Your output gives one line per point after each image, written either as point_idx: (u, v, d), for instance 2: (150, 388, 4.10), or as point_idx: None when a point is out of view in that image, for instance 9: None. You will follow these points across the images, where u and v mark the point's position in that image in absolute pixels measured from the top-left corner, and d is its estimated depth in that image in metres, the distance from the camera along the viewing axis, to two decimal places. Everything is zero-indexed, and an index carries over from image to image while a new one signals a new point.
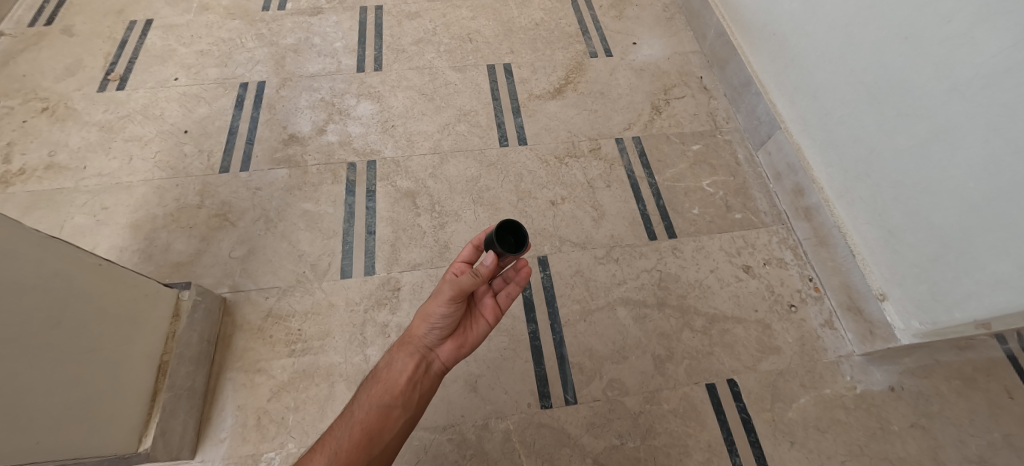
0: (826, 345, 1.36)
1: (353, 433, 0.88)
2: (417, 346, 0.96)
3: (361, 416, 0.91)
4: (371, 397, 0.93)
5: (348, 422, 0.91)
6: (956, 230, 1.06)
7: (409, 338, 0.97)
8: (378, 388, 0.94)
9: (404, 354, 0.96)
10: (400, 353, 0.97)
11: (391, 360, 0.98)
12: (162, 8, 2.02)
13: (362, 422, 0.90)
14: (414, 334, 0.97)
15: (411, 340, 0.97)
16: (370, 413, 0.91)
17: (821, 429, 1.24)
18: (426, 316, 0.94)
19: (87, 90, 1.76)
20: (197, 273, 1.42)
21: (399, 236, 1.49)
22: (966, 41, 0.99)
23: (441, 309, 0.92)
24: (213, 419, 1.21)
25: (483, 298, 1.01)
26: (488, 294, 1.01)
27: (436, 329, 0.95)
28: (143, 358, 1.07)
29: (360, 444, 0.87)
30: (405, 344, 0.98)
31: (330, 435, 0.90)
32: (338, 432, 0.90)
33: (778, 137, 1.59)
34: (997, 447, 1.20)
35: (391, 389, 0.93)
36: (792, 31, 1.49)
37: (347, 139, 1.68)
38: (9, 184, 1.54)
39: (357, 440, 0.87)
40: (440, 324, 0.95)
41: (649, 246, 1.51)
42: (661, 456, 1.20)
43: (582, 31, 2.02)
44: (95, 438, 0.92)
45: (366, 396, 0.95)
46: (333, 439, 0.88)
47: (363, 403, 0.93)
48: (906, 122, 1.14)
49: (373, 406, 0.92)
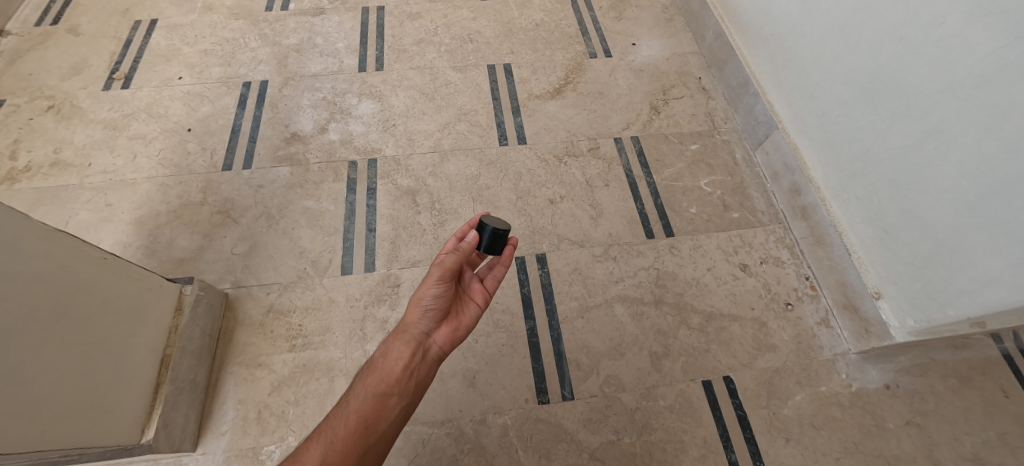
0: (821, 343, 1.37)
1: (350, 422, 0.89)
2: (412, 334, 0.97)
3: (357, 405, 0.91)
4: (367, 387, 0.94)
5: (345, 411, 0.91)
6: (950, 228, 1.08)
7: (402, 327, 0.98)
8: (373, 377, 0.95)
9: (401, 343, 0.97)
10: (395, 342, 0.98)
11: (385, 350, 0.99)
12: (167, 8, 2.04)
13: (359, 411, 0.90)
14: (408, 322, 0.98)
15: (404, 328, 0.98)
16: (367, 401, 0.92)
17: (816, 426, 1.25)
18: (417, 300, 0.98)
19: (93, 89, 1.78)
20: (199, 269, 1.43)
21: (398, 234, 1.51)
22: (959, 41, 1.01)
23: (431, 293, 0.97)
24: (213, 413, 1.23)
25: (471, 283, 1.08)
26: (474, 279, 1.08)
27: (429, 315, 0.98)
28: (146, 351, 1.08)
29: (359, 432, 0.88)
30: (399, 332, 0.99)
31: (327, 424, 0.90)
32: (334, 422, 0.90)
33: (775, 137, 1.60)
34: (992, 445, 1.21)
35: (388, 378, 0.94)
36: (789, 31, 1.51)
37: (348, 137, 1.70)
38: (15, 181, 1.56)
39: (354, 429, 0.88)
40: (433, 308, 0.98)
41: (646, 245, 1.52)
42: (657, 451, 1.21)
43: (582, 32, 2.03)
44: (100, 430, 0.93)
45: (361, 386, 0.95)
46: (330, 429, 0.89)
47: (359, 393, 0.94)
48: (900, 121, 1.16)
49: (369, 395, 0.93)
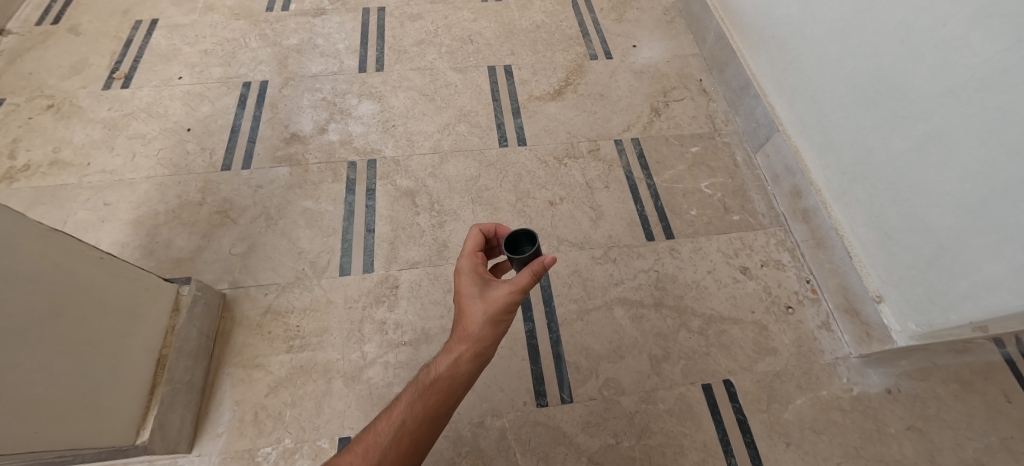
0: (823, 347, 1.36)
1: (402, 442, 0.76)
2: (484, 347, 0.81)
3: (413, 426, 0.77)
4: (423, 406, 0.78)
5: (395, 430, 0.77)
6: (952, 232, 1.07)
7: (468, 339, 0.80)
8: (431, 394, 0.79)
9: (468, 357, 0.80)
10: (461, 357, 0.80)
11: (445, 363, 0.81)
12: (167, 8, 2.04)
13: (415, 434, 0.76)
14: (478, 333, 0.80)
15: (473, 341, 0.80)
16: (424, 421, 0.77)
17: (817, 430, 1.24)
18: (492, 307, 0.80)
19: (92, 88, 1.78)
20: (197, 269, 1.43)
21: (398, 235, 1.50)
22: (961, 43, 1.00)
23: (513, 299, 0.81)
24: (209, 415, 1.22)
25: None
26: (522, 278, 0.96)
27: (503, 325, 0.82)
28: (142, 351, 1.07)
29: (414, 454, 0.76)
30: (463, 343, 0.80)
31: (369, 441, 0.77)
32: (380, 440, 0.76)
33: (776, 140, 1.60)
34: (994, 451, 1.19)
35: (453, 398, 0.79)
36: (790, 34, 1.50)
37: (348, 138, 1.69)
38: (13, 180, 1.55)
39: (408, 452, 0.75)
40: (508, 315, 0.82)
41: (646, 246, 1.52)
42: (656, 455, 1.20)
43: (582, 34, 2.03)
44: (95, 430, 0.92)
45: (416, 401, 0.79)
46: (376, 447, 0.75)
47: (414, 411, 0.78)
48: (902, 125, 1.15)
49: (426, 413, 0.78)
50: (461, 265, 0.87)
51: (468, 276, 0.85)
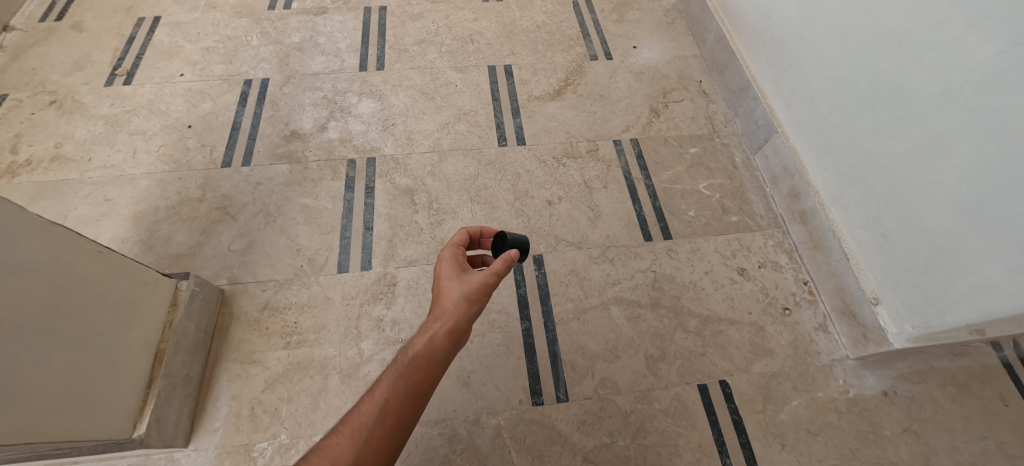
0: (820, 349, 1.36)
1: (386, 420, 0.75)
2: (459, 326, 0.83)
3: (396, 405, 0.77)
4: (405, 384, 0.78)
5: (379, 408, 0.77)
6: (948, 233, 1.07)
7: (446, 316, 0.82)
8: (412, 373, 0.79)
9: (444, 335, 0.82)
10: (437, 335, 0.81)
11: (422, 342, 0.82)
12: (170, 6, 2.05)
13: (398, 412, 0.76)
14: (454, 309, 0.83)
15: (449, 318, 0.83)
16: (407, 400, 0.78)
17: (813, 432, 1.24)
18: (469, 287, 0.85)
19: (94, 85, 1.79)
20: (197, 264, 1.44)
21: (396, 232, 1.50)
22: (958, 45, 1.01)
23: (488, 282, 0.86)
24: (206, 409, 1.22)
25: None
26: None
27: (477, 307, 0.86)
28: (140, 346, 1.08)
29: (398, 432, 0.76)
30: (439, 321, 0.82)
31: (355, 421, 0.76)
32: (366, 419, 0.76)
33: (774, 141, 1.60)
34: (990, 454, 1.19)
35: (432, 376, 0.80)
36: (788, 35, 1.51)
37: (347, 136, 1.70)
38: (15, 175, 1.56)
39: (393, 430, 0.75)
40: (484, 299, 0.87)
41: (644, 247, 1.52)
42: (651, 455, 1.20)
43: (583, 35, 2.03)
44: (91, 424, 0.93)
45: (399, 378, 0.79)
46: (362, 427, 0.75)
47: (396, 389, 0.78)
48: (898, 127, 1.16)
49: (407, 392, 0.78)
50: (443, 252, 0.93)
51: (449, 262, 0.90)
